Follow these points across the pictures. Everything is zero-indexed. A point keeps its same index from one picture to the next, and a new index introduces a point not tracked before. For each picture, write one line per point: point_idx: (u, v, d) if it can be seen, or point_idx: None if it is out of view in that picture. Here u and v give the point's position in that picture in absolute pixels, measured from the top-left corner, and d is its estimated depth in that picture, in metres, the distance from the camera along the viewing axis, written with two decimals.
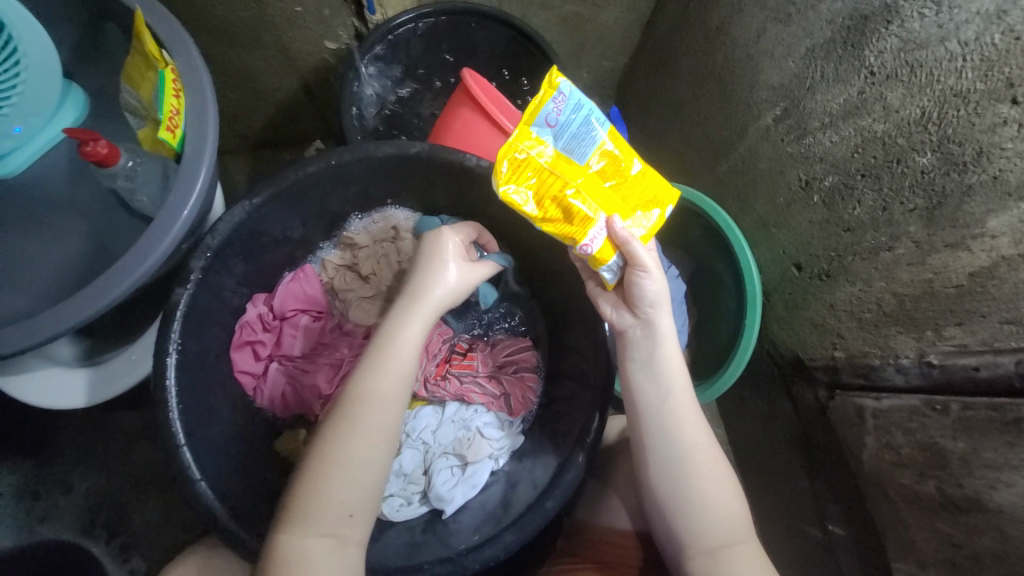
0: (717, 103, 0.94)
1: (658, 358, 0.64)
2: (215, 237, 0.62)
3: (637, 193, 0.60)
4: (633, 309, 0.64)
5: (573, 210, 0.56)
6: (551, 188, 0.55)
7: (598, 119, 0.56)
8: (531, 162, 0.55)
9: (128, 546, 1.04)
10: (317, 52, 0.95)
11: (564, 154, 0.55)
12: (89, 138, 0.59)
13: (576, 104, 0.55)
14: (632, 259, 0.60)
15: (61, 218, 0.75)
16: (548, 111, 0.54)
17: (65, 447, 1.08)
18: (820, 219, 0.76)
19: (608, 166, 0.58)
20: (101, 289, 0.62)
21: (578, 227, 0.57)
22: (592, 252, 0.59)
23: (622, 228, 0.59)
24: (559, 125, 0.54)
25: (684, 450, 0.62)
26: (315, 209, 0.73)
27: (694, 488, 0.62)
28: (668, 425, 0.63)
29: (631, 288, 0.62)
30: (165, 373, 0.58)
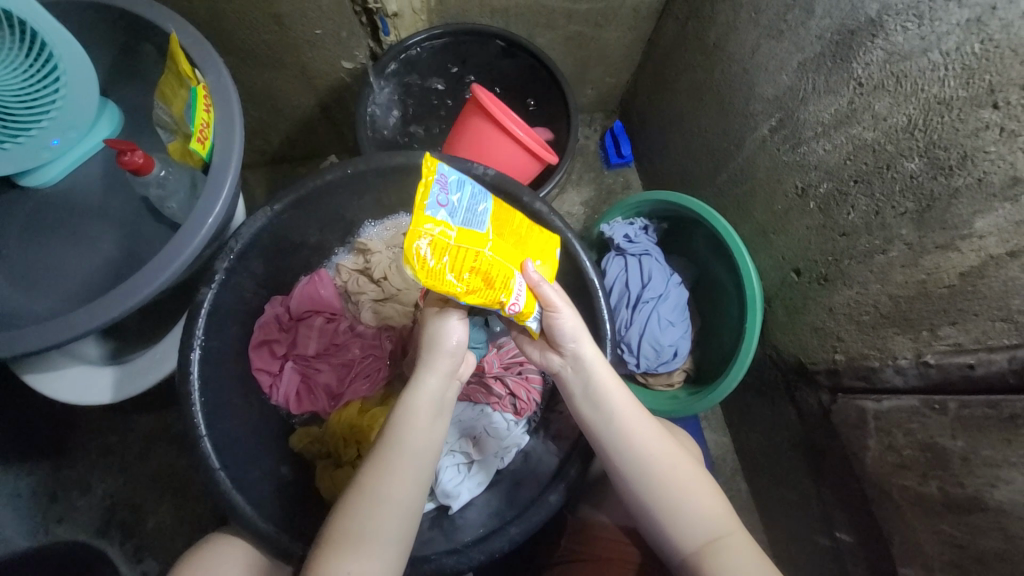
0: (717, 116, 0.97)
1: (594, 386, 0.63)
2: (239, 240, 0.66)
3: (530, 243, 0.60)
4: (558, 348, 0.64)
5: (494, 276, 0.52)
6: (466, 259, 0.51)
7: (477, 189, 0.56)
8: (437, 242, 0.49)
9: (142, 548, 1.06)
10: (335, 72, 1.01)
11: (467, 227, 0.52)
12: (127, 149, 0.63)
13: (459, 183, 0.53)
14: (546, 302, 0.59)
15: (92, 224, 0.79)
16: (436, 193, 0.50)
17: (83, 449, 1.11)
18: (817, 224, 0.79)
19: (499, 226, 0.57)
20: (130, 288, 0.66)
21: (502, 289, 0.53)
22: (520, 310, 0.55)
23: (534, 272, 0.58)
24: (451, 202, 0.51)
25: (644, 467, 0.61)
26: (330, 215, 0.77)
27: (668, 496, 0.61)
28: (621, 452, 0.62)
29: (550, 329, 0.62)
30: (189, 367, 0.61)
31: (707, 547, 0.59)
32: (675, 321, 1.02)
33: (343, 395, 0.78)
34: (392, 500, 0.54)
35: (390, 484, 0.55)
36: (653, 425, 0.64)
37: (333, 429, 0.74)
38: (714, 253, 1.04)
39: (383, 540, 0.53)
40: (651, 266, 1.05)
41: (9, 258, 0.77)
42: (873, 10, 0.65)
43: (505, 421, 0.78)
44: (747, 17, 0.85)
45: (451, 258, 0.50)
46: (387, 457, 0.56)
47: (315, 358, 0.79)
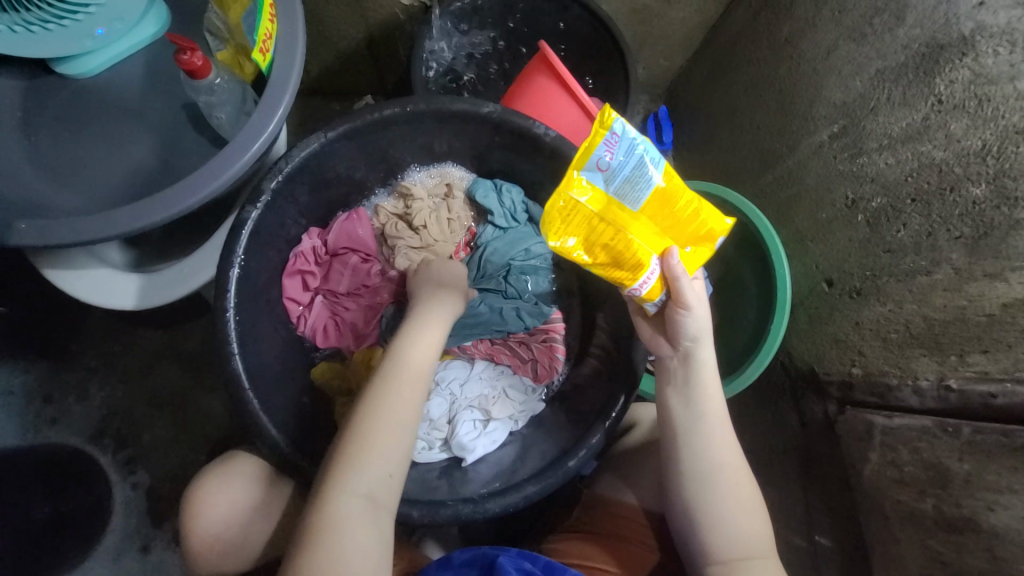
0: (773, 115, 0.96)
1: (695, 385, 0.68)
2: (289, 162, 0.64)
3: (691, 229, 0.63)
4: (674, 341, 0.68)
5: (624, 255, 0.63)
6: (601, 235, 0.63)
7: (653, 153, 0.60)
8: (580, 207, 0.61)
9: (135, 459, 1.07)
10: (391, 6, 0.96)
11: (617, 197, 0.61)
12: (187, 47, 0.61)
13: (629, 145, 0.58)
14: (676, 296, 0.64)
15: (127, 124, 0.76)
16: (600, 155, 0.58)
17: (83, 355, 1.10)
18: (861, 238, 0.79)
19: (658, 205, 0.61)
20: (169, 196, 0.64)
21: (629, 272, 0.64)
22: (641, 293, 0.65)
23: (677, 264, 0.63)
24: (611, 168, 0.59)
25: (710, 472, 0.66)
26: (379, 153, 0.75)
27: (717, 504, 0.65)
28: (693, 447, 0.67)
29: (673, 321, 0.67)
30: (227, 283, 0.61)
31: (740, 561, 0.63)
32: None
33: (369, 336, 0.77)
34: (387, 415, 0.58)
35: (379, 421, 0.58)
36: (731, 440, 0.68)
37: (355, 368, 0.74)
38: (743, 252, 1.04)
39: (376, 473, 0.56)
40: None
41: (40, 147, 0.74)
42: (967, 28, 0.64)
43: (524, 384, 0.79)
44: (829, 16, 0.83)
45: (586, 224, 0.62)
46: (375, 398, 0.59)
47: (344, 296, 0.78)
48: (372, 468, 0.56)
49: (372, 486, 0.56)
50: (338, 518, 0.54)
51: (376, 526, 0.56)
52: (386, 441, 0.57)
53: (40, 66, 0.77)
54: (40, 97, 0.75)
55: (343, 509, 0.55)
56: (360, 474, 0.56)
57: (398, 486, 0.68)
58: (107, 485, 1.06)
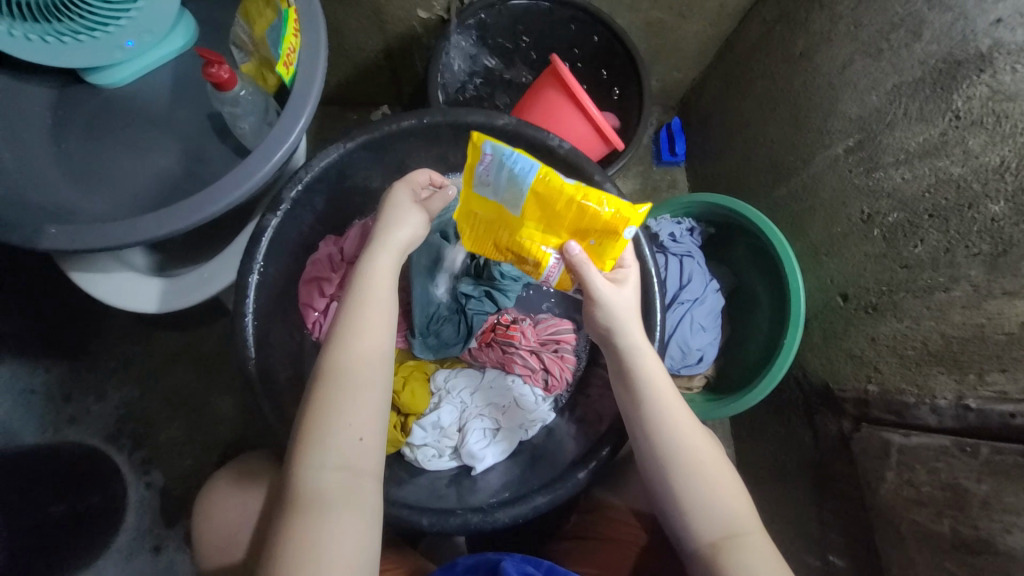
0: (787, 128, 0.95)
1: (634, 364, 0.64)
2: (309, 172, 0.66)
3: (583, 224, 0.63)
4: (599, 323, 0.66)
5: (526, 252, 0.68)
6: (507, 235, 0.68)
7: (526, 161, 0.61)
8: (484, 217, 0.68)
9: (150, 460, 1.09)
10: (408, 19, 0.98)
11: (508, 204, 0.65)
12: (215, 61, 0.63)
13: (501, 163, 0.61)
14: (584, 284, 0.65)
15: (153, 133, 0.78)
16: (479, 173, 0.63)
17: (103, 356, 1.12)
18: (877, 252, 0.78)
19: (545, 204, 0.63)
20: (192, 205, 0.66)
21: (534, 267, 0.69)
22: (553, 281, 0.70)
23: (573, 254, 0.65)
24: (494, 183, 0.64)
25: (670, 453, 0.61)
26: (395, 164, 0.76)
27: (687, 486, 0.60)
28: (651, 431, 0.62)
29: (588, 307, 0.66)
30: (246, 290, 0.62)
31: (724, 542, 0.58)
32: (708, 329, 1.01)
33: None
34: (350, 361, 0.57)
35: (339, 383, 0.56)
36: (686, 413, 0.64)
37: None
38: (756, 266, 1.04)
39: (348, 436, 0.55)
40: (692, 268, 1.03)
41: (71, 154, 0.76)
42: (984, 44, 0.64)
43: (534, 395, 0.78)
44: (844, 31, 0.83)
45: (494, 227, 0.69)
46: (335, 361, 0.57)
47: None
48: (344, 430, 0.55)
49: (347, 448, 0.55)
50: (318, 483, 0.53)
51: (359, 486, 0.54)
52: (352, 389, 0.56)
53: (73, 77, 0.80)
54: (73, 106, 0.78)
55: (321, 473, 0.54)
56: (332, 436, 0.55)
57: (407, 493, 0.68)
58: (122, 485, 1.08)
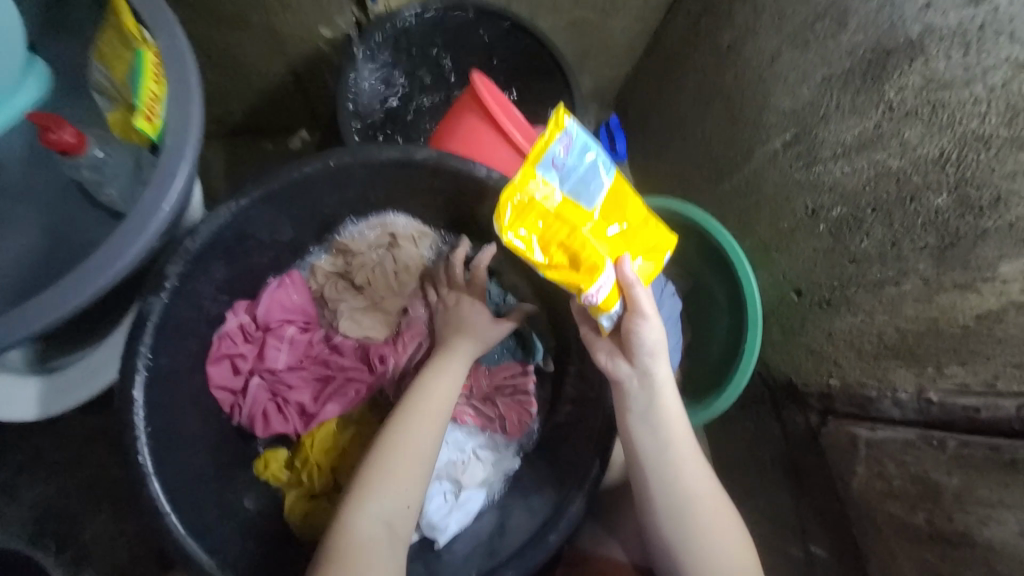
0: (722, 123, 0.93)
1: (657, 410, 0.64)
2: (196, 239, 0.56)
3: (642, 239, 0.61)
4: (631, 358, 0.64)
5: (581, 255, 0.57)
6: (557, 233, 0.57)
7: (602, 162, 0.59)
8: (536, 203, 0.56)
9: (74, 562, 0.95)
10: (310, 38, 0.89)
11: (571, 198, 0.57)
12: (54, 125, 0.53)
13: (582, 147, 0.57)
14: (632, 306, 0.60)
15: (7, 203, 0.66)
16: (555, 152, 0.56)
17: (6, 451, 0.98)
18: (825, 247, 0.76)
19: (612, 212, 0.60)
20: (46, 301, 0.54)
21: (584, 275, 0.57)
22: (597, 302, 0.59)
23: (631, 270, 0.59)
24: (565, 167, 0.57)
25: (684, 501, 0.63)
26: (306, 212, 0.67)
27: (696, 534, 0.62)
28: (665, 478, 0.63)
29: (628, 335, 0.62)
30: (132, 390, 0.53)
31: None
32: (667, 336, 0.96)
33: (318, 414, 0.69)
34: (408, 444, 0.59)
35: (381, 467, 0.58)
36: (700, 462, 0.65)
37: (304, 455, 0.68)
38: (708, 263, 1.01)
39: (374, 519, 0.55)
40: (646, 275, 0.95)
41: None
42: (914, 31, 0.63)
43: (494, 445, 0.74)
44: (769, 22, 0.81)
45: (545, 229, 0.57)
46: (384, 446, 0.59)
47: (285, 372, 0.70)
48: (372, 514, 0.55)
49: (371, 532, 0.55)
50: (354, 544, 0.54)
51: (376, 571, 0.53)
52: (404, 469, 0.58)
53: None
54: None
55: (343, 553, 0.53)
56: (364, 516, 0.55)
57: None
58: None
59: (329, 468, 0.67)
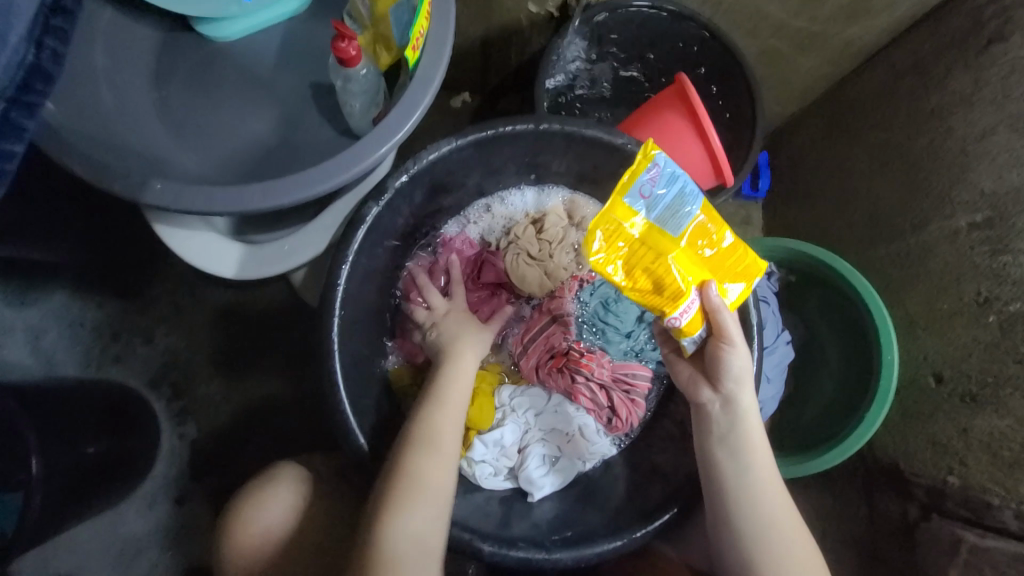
0: (899, 186, 0.89)
1: (737, 435, 0.65)
2: (415, 164, 0.64)
3: (726, 266, 0.63)
4: (715, 384, 0.65)
5: (665, 281, 0.60)
6: (641, 258, 0.60)
7: (688, 188, 0.61)
8: (623, 231, 0.59)
9: (188, 412, 1.08)
10: (516, 11, 0.94)
11: (658, 225, 0.60)
12: (345, 36, 0.63)
13: (669, 175, 0.59)
14: (718, 330, 0.63)
15: (255, 93, 0.76)
16: (642, 181, 0.58)
17: (154, 302, 1.12)
18: (988, 340, 0.73)
19: (697, 238, 0.61)
20: (283, 186, 0.61)
21: (668, 300, 0.62)
22: (680, 324, 0.63)
23: (715, 296, 0.62)
24: (653, 196, 0.59)
25: (764, 530, 0.62)
26: (495, 165, 0.74)
27: (774, 564, 0.61)
28: (743, 502, 0.63)
29: (713, 360, 0.64)
30: (338, 278, 0.62)
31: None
32: (773, 380, 0.94)
33: None
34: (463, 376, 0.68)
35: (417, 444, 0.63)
36: (782, 490, 0.65)
37: None
38: (830, 319, 0.99)
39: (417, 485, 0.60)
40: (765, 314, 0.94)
41: (173, 103, 0.75)
42: None
43: (597, 430, 0.76)
44: (990, 96, 0.77)
45: (631, 257, 0.60)
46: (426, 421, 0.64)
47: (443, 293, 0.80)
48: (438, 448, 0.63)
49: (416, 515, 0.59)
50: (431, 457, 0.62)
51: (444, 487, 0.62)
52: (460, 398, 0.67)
53: (182, 24, 0.78)
54: (177, 54, 0.76)
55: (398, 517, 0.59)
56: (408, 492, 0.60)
57: (457, 507, 0.68)
58: (159, 431, 1.08)
59: None
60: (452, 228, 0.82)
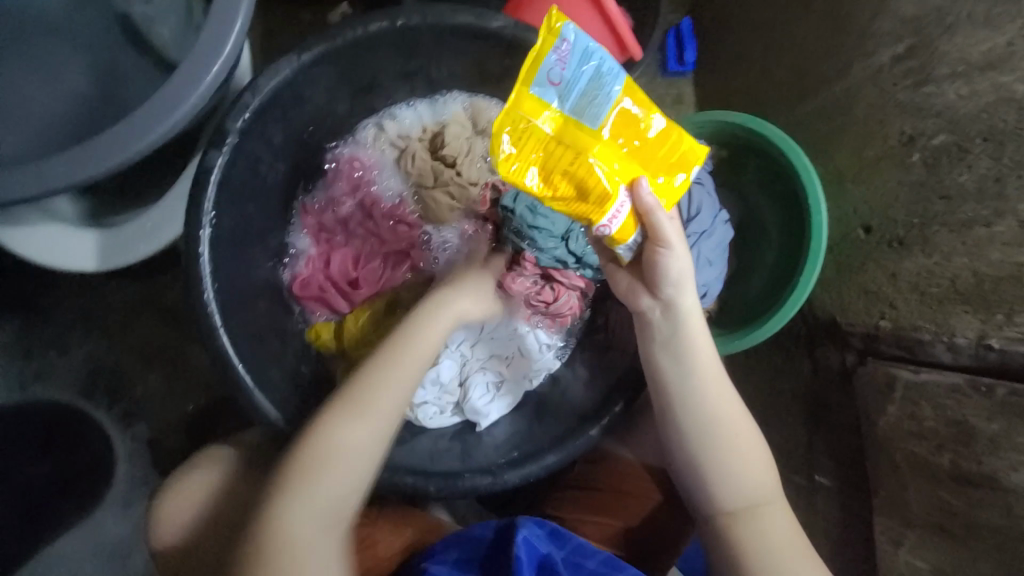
0: (820, 27, 0.81)
1: (680, 338, 0.64)
2: (254, 95, 0.55)
3: (659, 157, 0.57)
4: (654, 290, 0.63)
5: (588, 183, 0.55)
6: (559, 160, 0.54)
7: (607, 68, 0.53)
8: (534, 130, 0.53)
9: (131, 413, 1.03)
10: None
11: (574, 117, 0.53)
12: None
13: (583, 53, 0.51)
14: (654, 232, 0.58)
15: (52, 43, 0.64)
16: (549, 66, 0.51)
17: (58, 310, 1.02)
18: (913, 181, 0.72)
19: (622, 128, 0.55)
20: (100, 149, 0.53)
21: (594, 206, 0.56)
22: (610, 232, 0.58)
23: (648, 195, 0.56)
24: (565, 81, 0.52)
25: (709, 424, 0.64)
26: (362, 82, 0.66)
27: (720, 454, 0.64)
28: (688, 401, 0.64)
29: (651, 265, 0.61)
30: (199, 248, 0.55)
31: (744, 510, 0.63)
32: (716, 261, 0.90)
33: (360, 288, 0.73)
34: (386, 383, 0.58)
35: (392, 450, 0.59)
36: (726, 385, 0.65)
37: (354, 330, 0.71)
38: (764, 187, 0.96)
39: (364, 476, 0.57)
40: (700, 196, 0.88)
41: None
42: None
43: (534, 348, 0.76)
44: None
45: (549, 158, 0.54)
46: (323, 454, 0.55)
47: (347, 238, 0.75)
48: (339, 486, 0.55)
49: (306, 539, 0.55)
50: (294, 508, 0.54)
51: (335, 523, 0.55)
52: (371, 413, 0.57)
53: None
54: None
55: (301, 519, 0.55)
56: (316, 496, 0.55)
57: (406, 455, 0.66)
58: (108, 438, 1.02)
59: (375, 346, 0.70)
60: (343, 150, 0.73)
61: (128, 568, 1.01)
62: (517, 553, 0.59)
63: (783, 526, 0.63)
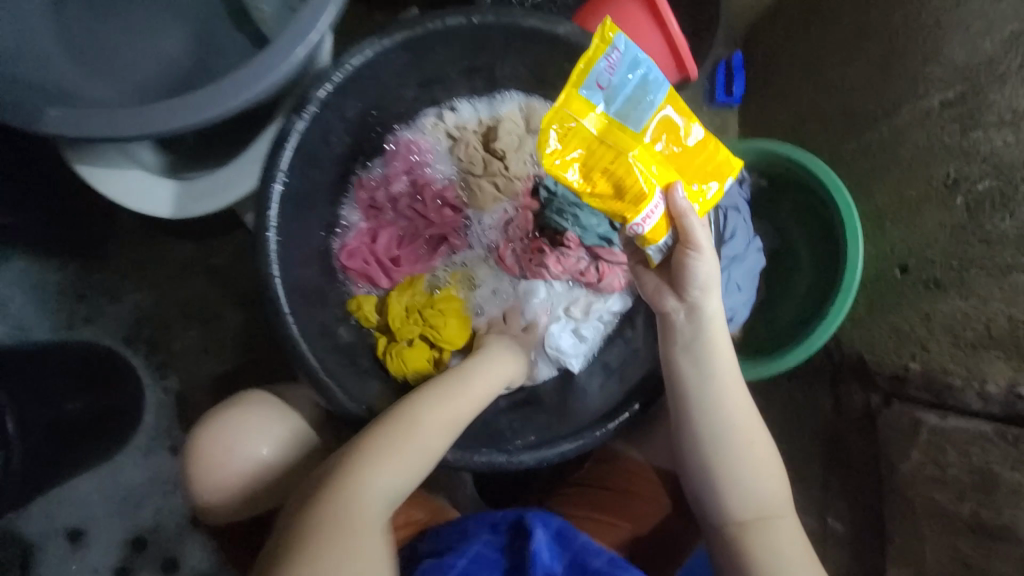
0: (871, 69, 0.83)
1: (702, 342, 0.65)
2: (337, 72, 0.61)
3: (694, 165, 0.60)
4: (680, 292, 0.64)
5: (625, 182, 0.58)
6: (599, 159, 0.57)
7: (652, 77, 0.57)
8: (579, 129, 0.56)
9: (167, 365, 1.08)
10: None
11: (618, 120, 0.57)
12: None
13: (631, 61, 0.55)
14: (685, 235, 0.60)
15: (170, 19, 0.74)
16: (599, 72, 0.55)
17: (115, 259, 1.09)
18: (955, 223, 0.72)
19: (663, 133, 0.58)
20: (195, 104, 0.59)
21: (629, 205, 0.58)
22: (643, 232, 0.59)
23: (682, 199, 0.59)
24: (612, 86, 0.56)
25: (725, 432, 0.65)
26: (432, 72, 0.71)
27: (733, 462, 0.64)
28: (704, 405, 0.65)
29: (680, 268, 0.63)
30: (268, 203, 0.60)
31: (754, 522, 0.63)
32: (745, 289, 0.91)
33: (402, 264, 0.78)
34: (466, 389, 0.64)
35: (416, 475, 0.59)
36: (745, 396, 0.66)
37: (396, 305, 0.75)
38: (801, 219, 0.97)
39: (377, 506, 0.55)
40: (736, 223, 0.89)
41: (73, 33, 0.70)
42: None
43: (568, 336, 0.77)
44: None
45: (591, 156, 0.57)
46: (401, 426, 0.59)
47: (392, 217, 0.79)
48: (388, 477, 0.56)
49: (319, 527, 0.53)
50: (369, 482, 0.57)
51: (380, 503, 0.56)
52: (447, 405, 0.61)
53: None
54: None
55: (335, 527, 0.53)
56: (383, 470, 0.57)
57: None
58: (142, 386, 1.08)
59: (420, 323, 0.74)
60: (403, 134, 0.78)
61: (141, 512, 1.05)
62: (534, 550, 0.62)
63: (794, 544, 0.62)
